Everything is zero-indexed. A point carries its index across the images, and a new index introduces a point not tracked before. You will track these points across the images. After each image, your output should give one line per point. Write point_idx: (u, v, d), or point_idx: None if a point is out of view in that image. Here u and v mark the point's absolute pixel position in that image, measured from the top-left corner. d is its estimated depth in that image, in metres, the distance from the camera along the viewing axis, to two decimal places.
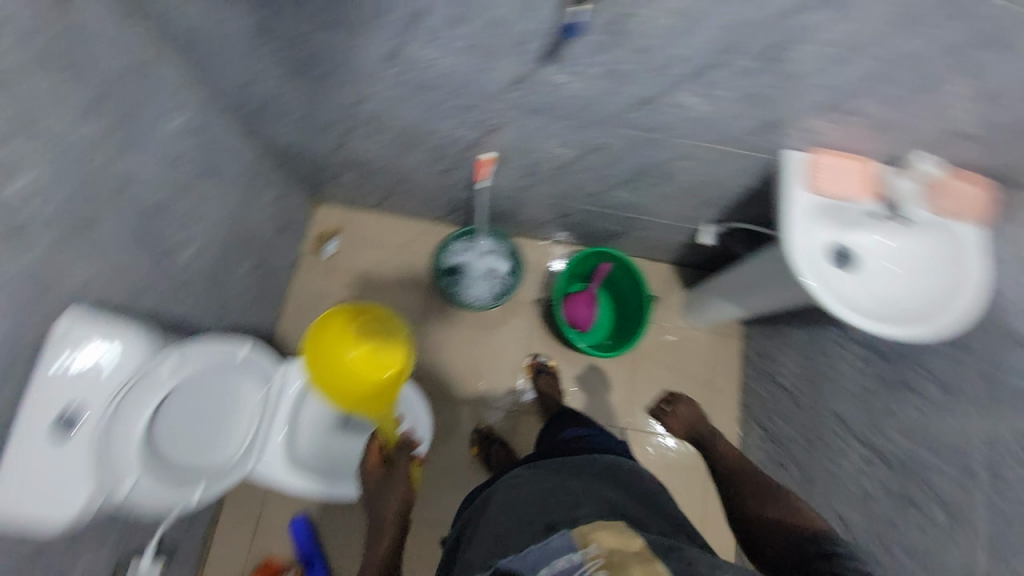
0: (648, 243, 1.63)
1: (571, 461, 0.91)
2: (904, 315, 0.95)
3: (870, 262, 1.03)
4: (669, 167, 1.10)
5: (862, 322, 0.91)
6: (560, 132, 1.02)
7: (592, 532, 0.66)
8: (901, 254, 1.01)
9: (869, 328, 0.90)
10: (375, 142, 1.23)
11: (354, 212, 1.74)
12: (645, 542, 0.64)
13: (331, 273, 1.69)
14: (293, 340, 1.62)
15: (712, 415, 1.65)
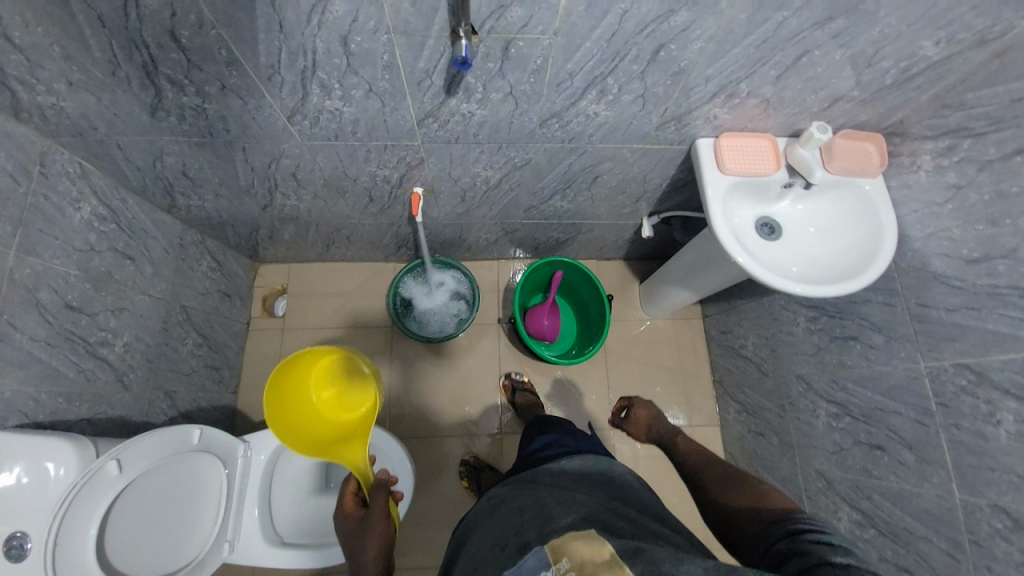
0: (595, 245, 1.66)
1: (543, 475, 0.91)
2: (832, 274, 1.00)
3: (794, 229, 1.08)
4: (592, 172, 1.14)
5: (796, 287, 0.95)
6: (479, 157, 1.04)
7: (564, 545, 0.68)
8: (820, 216, 1.07)
9: (803, 292, 0.94)
10: (303, 196, 1.21)
11: (300, 266, 1.71)
12: (613, 547, 0.66)
13: (286, 333, 1.65)
14: (256, 409, 1.56)
15: (689, 399, 1.67)
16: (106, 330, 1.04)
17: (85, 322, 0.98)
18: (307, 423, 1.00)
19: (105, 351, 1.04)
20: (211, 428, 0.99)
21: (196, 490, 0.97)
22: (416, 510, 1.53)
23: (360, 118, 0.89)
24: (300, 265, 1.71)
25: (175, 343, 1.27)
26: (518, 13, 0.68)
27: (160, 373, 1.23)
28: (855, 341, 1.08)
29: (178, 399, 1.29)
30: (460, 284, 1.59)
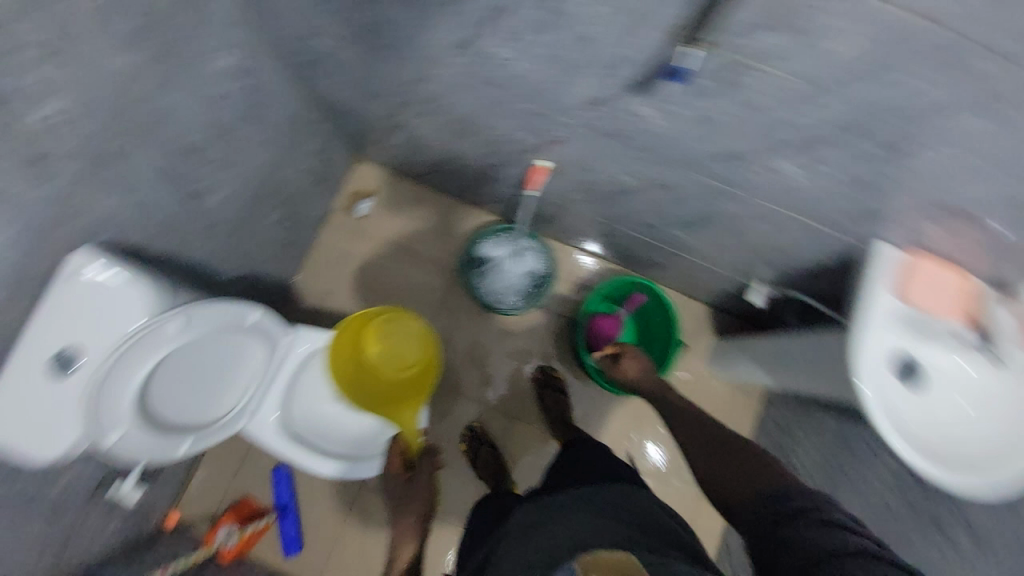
0: (689, 281, 1.52)
1: (577, 498, 0.79)
2: (952, 454, 0.85)
3: (940, 387, 0.91)
4: (735, 223, 1.00)
5: (906, 451, 0.82)
6: (625, 160, 0.92)
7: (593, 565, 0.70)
8: (979, 388, 0.89)
9: (910, 460, 0.81)
10: (429, 122, 1.15)
11: (395, 178, 1.67)
12: None
13: (359, 235, 1.66)
14: (308, 294, 1.61)
15: None
16: (210, 181, 1.05)
17: (196, 168, 1.00)
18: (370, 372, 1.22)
19: (203, 201, 1.07)
20: (268, 314, 1.02)
21: (235, 363, 1.00)
22: None
23: (526, 77, 0.79)
24: (395, 177, 1.67)
25: (263, 212, 1.30)
26: (769, 39, 0.54)
27: (242, 234, 1.26)
28: None
29: (248, 262, 1.34)
30: (541, 264, 1.51)
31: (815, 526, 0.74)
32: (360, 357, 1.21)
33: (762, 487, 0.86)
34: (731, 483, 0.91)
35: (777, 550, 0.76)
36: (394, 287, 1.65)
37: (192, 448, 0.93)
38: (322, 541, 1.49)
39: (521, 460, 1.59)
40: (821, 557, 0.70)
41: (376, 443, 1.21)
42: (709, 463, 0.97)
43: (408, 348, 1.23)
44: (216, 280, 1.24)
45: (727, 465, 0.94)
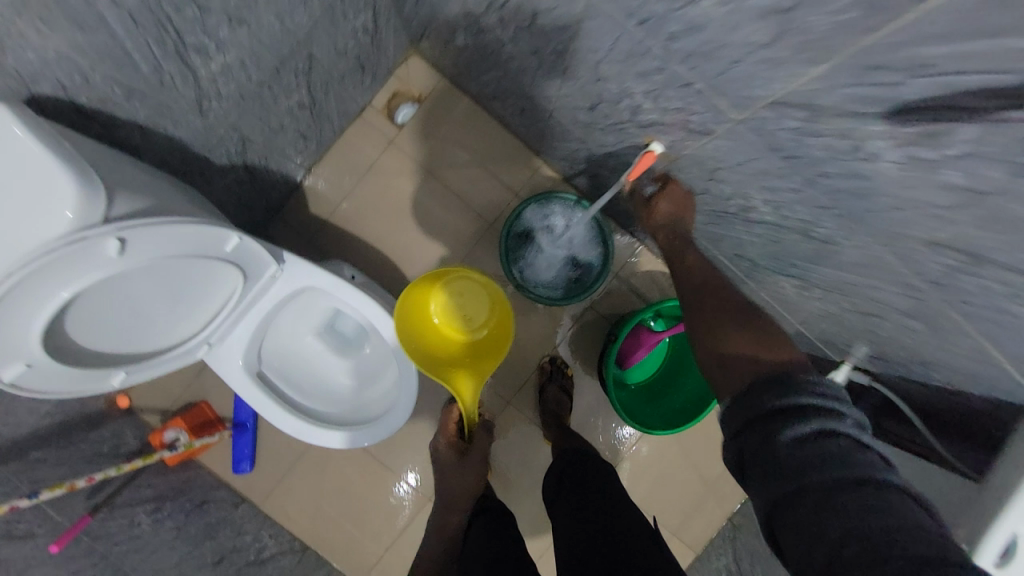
0: None
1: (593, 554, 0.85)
2: None
3: None
4: (874, 309, 0.74)
5: None
6: (772, 188, 0.65)
7: None
8: None
9: None
10: (517, 39, 0.83)
11: (450, 90, 1.40)
12: None
13: (390, 146, 1.40)
14: (316, 200, 1.40)
15: (695, 513, 1.44)
16: (209, 38, 0.77)
17: (190, 15, 0.71)
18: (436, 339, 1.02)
19: (197, 63, 0.79)
20: (250, 241, 0.79)
21: (199, 291, 0.80)
22: None
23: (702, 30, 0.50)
24: (450, 89, 1.40)
25: (278, 92, 1.01)
26: None
27: (246, 115, 0.99)
28: None
29: (249, 150, 1.08)
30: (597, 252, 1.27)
31: (818, 435, 0.56)
32: (424, 323, 1.02)
33: (764, 370, 0.66)
34: (743, 364, 0.69)
35: (760, 443, 0.59)
36: (415, 220, 1.41)
37: (126, 380, 0.78)
38: (275, 468, 1.40)
39: (501, 447, 1.45)
40: (816, 483, 0.54)
41: (352, 407, 1.08)
42: (718, 332, 0.76)
43: (475, 308, 1.01)
44: (204, 164, 0.99)
45: (737, 340, 0.73)
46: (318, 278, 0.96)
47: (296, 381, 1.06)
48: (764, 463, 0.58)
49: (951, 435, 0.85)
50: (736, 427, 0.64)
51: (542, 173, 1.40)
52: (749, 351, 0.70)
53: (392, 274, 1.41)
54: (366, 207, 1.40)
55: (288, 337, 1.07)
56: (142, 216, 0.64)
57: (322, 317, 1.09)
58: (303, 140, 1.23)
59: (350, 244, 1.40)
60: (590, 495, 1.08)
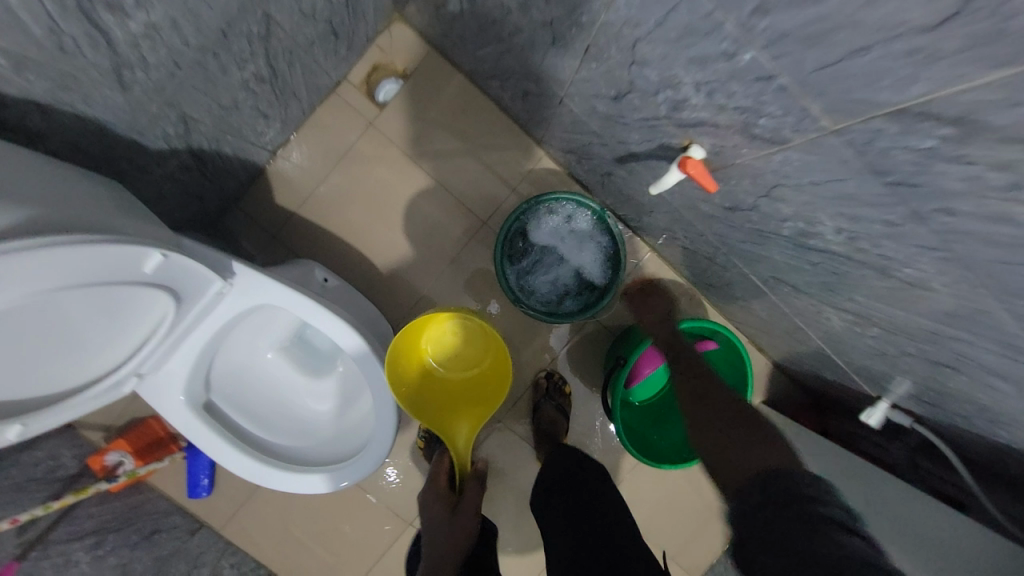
0: (772, 338, 1.16)
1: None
2: None
3: None
4: (950, 359, 0.62)
5: None
6: (855, 217, 0.51)
7: None
8: None
9: None
10: (526, 5, 0.66)
11: (440, 63, 1.21)
12: None
13: (370, 129, 1.21)
14: (284, 188, 1.21)
15: (698, 536, 1.35)
16: None
17: None
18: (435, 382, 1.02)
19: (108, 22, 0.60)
20: (180, 256, 0.64)
21: (120, 319, 0.64)
22: None
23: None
24: (441, 64, 1.21)
25: (227, 62, 0.82)
26: None
27: (187, 90, 0.80)
28: None
29: (194, 131, 0.89)
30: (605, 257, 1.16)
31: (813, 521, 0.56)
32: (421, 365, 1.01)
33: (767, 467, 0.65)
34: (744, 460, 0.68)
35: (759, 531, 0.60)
36: (397, 215, 1.23)
37: (26, 433, 0.61)
38: (237, 490, 1.26)
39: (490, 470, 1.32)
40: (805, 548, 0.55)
41: (322, 440, 0.93)
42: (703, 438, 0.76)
43: (471, 350, 1.04)
44: (133, 150, 0.80)
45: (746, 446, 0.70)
46: (276, 294, 0.80)
47: (254, 410, 0.90)
48: (770, 548, 0.58)
49: (1008, 493, 0.75)
50: (743, 511, 0.63)
51: (543, 166, 1.23)
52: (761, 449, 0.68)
53: (370, 277, 1.24)
54: (342, 198, 1.22)
55: (246, 358, 0.91)
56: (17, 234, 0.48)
57: (287, 334, 0.93)
58: (263, 120, 1.04)
59: (322, 241, 1.23)
60: (576, 497, 0.95)
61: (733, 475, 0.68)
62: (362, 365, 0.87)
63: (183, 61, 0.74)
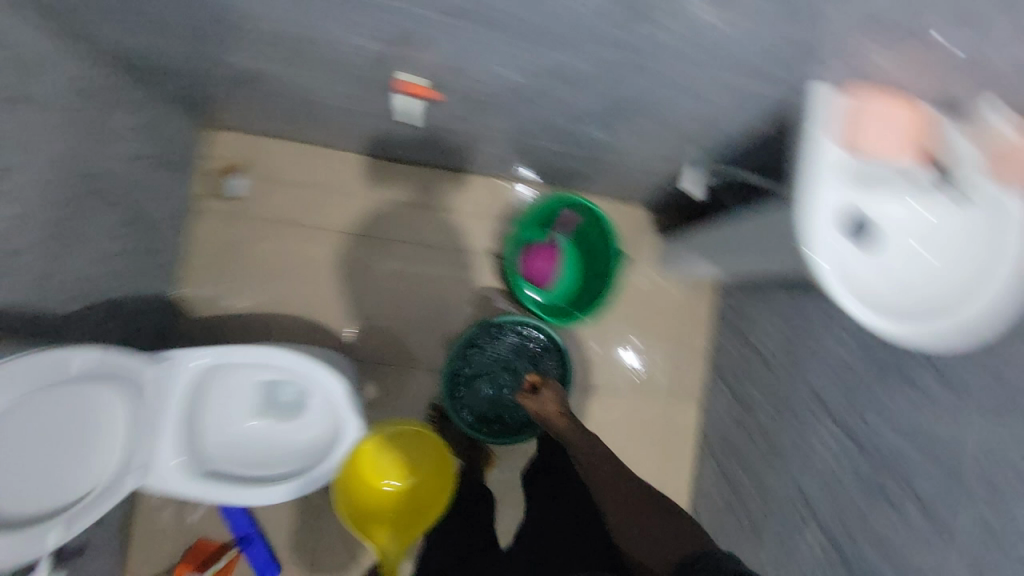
0: (618, 185, 1.37)
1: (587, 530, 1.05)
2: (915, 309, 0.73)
3: (898, 233, 0.78)
4: (646, 96, 0.82)
5: (854, 305, 0.71)
6: (490, 41, 0.73)
7: None
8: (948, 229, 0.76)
9: (858, 314, 0.71)
10: (251, 49, 0.90)
11: (262, 143, 1.42)
12: None
13: (236, 220, 1.41)
14: (198, 303, 1.39)
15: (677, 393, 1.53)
16: None
17: None
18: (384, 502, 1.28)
19: None
20: (103, 356, 0.86)
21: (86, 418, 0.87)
22: None
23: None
24: (260, 140, 1.41)
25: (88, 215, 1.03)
26: None
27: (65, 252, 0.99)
28: (904, 379, 0.88)
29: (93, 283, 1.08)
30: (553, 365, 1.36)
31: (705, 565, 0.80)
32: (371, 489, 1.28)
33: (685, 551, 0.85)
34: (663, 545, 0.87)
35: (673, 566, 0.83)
36: (297, 273, 1.42)
37: (64, 530, 0.84)
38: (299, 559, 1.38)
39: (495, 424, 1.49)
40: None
41: (309, 457, 1.09)
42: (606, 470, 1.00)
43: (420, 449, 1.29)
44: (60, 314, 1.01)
45: (649, 522, 0.91)
46: (204, 358, 1.01)
47: (255, 459, 1.09)
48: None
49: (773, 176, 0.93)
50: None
51: (383, 170, 1.45)
52: (652, 531, 0.90)
53: (304, 330, 1.42)
54: (247, 284, 1.40)
55: (226, 428, 1.09)
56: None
57: (250, 397, 1.13)
58: (150, 253, 1.25)
59: (248, 325, 1.40)
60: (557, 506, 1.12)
61: (642, 523, 0.91)
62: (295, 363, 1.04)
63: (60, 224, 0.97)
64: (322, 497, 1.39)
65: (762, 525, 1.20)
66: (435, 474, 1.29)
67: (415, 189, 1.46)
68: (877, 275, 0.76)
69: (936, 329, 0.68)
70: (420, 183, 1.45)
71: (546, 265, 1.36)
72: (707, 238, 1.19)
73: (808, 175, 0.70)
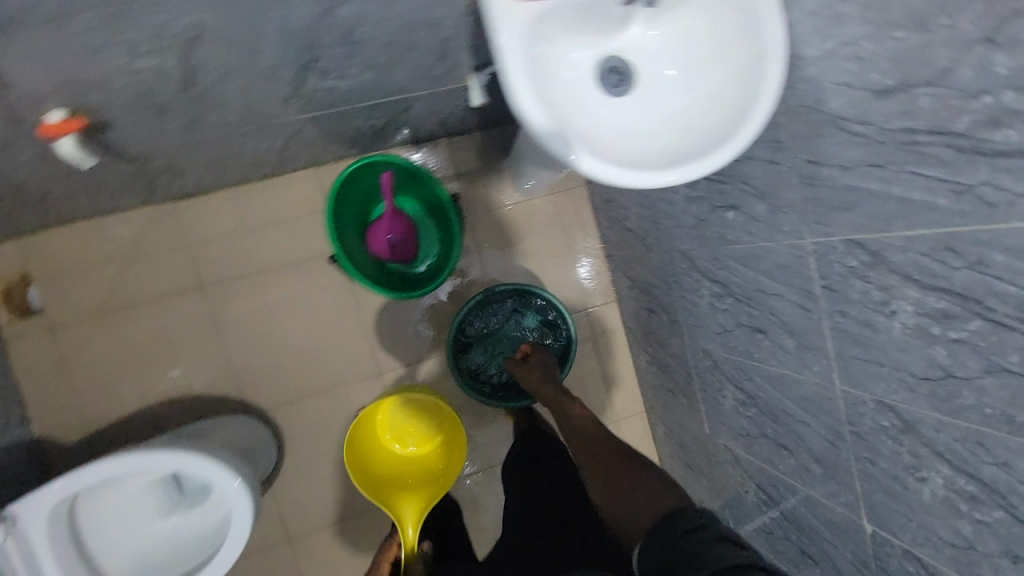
0: (428, 122, 1.23)
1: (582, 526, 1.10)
2: (674, 148, 0.69)
3: (640, 74, 0.72)
4: (333, 29, 0.69)
5: (608, 170, 0.64)
6: (79, 37, 0.57)
7: None
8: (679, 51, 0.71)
9: (613, 178, 0.63)
10: None
11: (33, 239, 1.22)
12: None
13: (51, 332, 1.24)
14: (57, 431, 1.24)
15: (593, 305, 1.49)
16: None
17: None
18: (393, 471, 1.30)
19: None
20: None
21: None
22: (310, 476, 1.37)
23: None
24: (28, 238, 1.22)
25: None
26: None
27: None
28: (737, 212, 0.83)
29: None
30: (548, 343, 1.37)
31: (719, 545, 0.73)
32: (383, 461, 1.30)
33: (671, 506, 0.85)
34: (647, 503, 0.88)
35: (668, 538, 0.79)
36: (153, 355, 1.29)
37: None
38: None
39: None
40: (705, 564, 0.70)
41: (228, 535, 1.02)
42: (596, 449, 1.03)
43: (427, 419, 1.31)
44: None
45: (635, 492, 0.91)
46: (50, 496, 0.90)
47: (171, 557, 1.03)
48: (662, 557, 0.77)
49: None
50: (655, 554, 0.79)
51: (188, 212, 1.28)
52: (649, 497, 0.89)
53: (190, 406, 1.31)
54: (106, 389, 1.26)
55: (139, 537, 1.03)
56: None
57: (153, 497, 1.06)
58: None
59: (129, 430, 1.28)
60: (530, 475, 1.24)
61: (632, 510, 0.90)
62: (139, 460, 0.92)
63: None
64: (289, 552, 1.34)
65: (692, 394, 1.19)
66: (447, 438, 1.32)
67: (234, 217, 1.31)
68: (616, 134, 0.70)
69: (679, 174, 0.64)
70: (230, 207, 1.31)
71: (374, 237, 1.24)
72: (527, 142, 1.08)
73: (519, 33, 0.60)
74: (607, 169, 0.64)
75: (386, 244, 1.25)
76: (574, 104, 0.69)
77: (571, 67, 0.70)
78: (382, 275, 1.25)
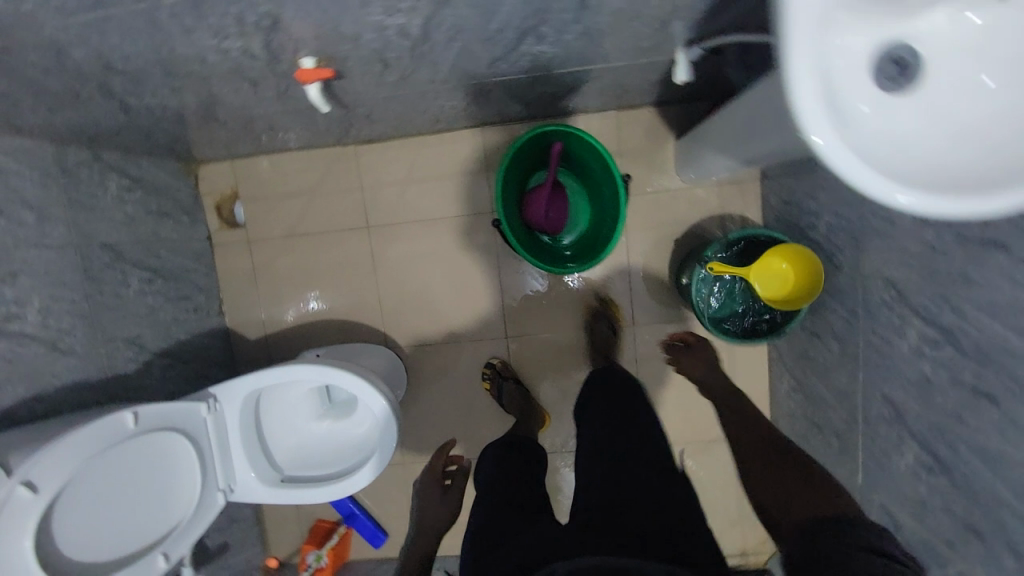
0: (608, 94, 1.18)
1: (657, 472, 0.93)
2: (968, 175, 0.53)
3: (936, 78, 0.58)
4: None
5: (875, 179, 0.51)
6: (354, 0, 0.61)
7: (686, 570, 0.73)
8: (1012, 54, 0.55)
9: (879, 191, 0.51)
10: (166, 92, 0.87)
11: (249, 163, 1.42)
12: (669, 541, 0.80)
13: (252, 244, 1.46)
14: (245, 327, 1.49)
15: None
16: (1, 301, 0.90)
17: None
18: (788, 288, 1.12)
19: (20, 327, 0.93)
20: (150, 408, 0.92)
21: (160, 467, 0.95)
22: (431, 413, 1.49)
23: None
24: (247, 163, 1.42)
25: (113, 287, 1.13)
26: None
27: (109, 324, 1.12)
28: (1000, 252, 0.68)
29: (146, 343, 1.21)
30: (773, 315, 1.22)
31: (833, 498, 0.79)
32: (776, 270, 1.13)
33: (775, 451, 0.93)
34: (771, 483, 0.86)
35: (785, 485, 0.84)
36: (322, 278, 1.46)
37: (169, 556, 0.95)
38: (399, 529, 1.52)
39: (550, 376, 1.46)
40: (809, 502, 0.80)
41: (371, 450, 1.14)
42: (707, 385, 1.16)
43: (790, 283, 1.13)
44: (121, 380, 1.13)
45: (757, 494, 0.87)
46: (243, 385, 1.06)
47: (320, 460, 1.16)
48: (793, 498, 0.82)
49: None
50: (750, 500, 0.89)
51: (367, 156, 1.40)
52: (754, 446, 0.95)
53: (345, 328, 1.48)
54: (281, 300, 1.47)
55: (296, 433, 1.18)
56: (48, 445, 0.78)
57: (310, 401, 1.20)
58: (186, 299, 1.35)
59: (297, 339, 1.48)
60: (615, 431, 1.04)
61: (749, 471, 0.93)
62: (315, 373, 1.06)
63: (89, 304, 1.07)
64: (403, 474, 1.50)
65: (850, 438, 1.06)
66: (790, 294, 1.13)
67: (405, 166, 1.40)
68: (857, 124, 0.56)
69: (909, 198, 0.51)
70: (403, 157, 1.40)
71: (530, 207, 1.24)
72: (724, 127, 0.99)
73: None
74: (872, 174, 0.52)
75: (543, 216, 1.24)
76: (848, 94, 0.56)
77: (858, 49, 0.57)
78: (539, 245, 1.27)
